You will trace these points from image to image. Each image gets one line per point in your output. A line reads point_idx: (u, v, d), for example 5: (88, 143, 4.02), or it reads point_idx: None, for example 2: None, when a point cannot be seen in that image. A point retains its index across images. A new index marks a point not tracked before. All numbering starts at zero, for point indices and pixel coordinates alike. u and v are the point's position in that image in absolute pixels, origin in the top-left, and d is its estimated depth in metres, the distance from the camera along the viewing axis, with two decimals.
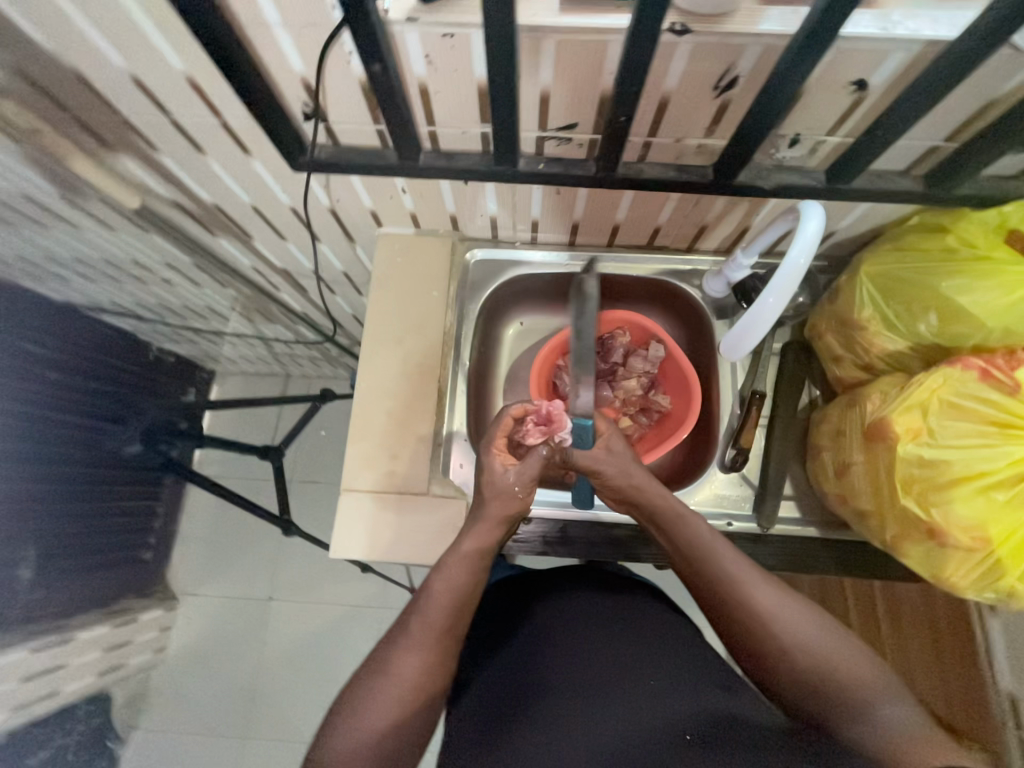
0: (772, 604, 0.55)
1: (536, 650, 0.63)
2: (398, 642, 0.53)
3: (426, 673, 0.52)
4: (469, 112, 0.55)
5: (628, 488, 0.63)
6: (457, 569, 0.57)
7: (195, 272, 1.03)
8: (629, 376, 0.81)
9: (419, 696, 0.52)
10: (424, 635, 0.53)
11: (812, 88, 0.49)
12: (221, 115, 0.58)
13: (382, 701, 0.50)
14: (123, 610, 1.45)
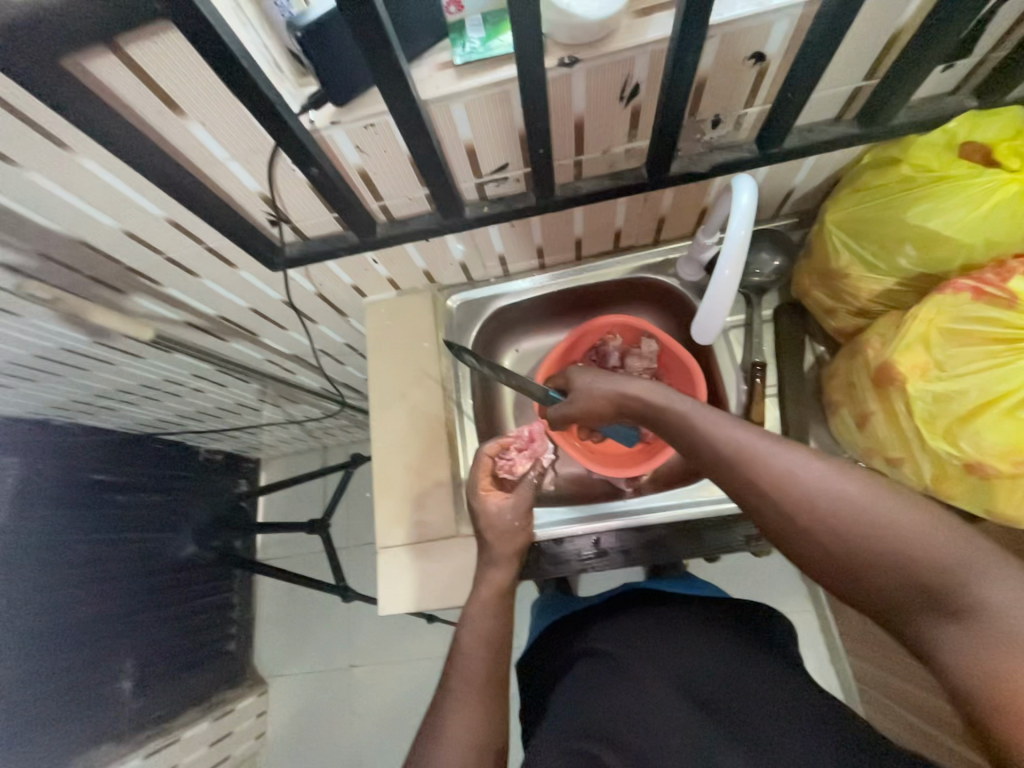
0: (826, 507, 0.46)
1: (598, 680, 0.64)
2: (444, 703, 0.55)
3: (478, 725, 0.53)
4: (409, 181, 0.60)
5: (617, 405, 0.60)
6: (481, 615, 0.60)
7: (219, 376, 1.13)
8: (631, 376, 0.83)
9: (477, 755, 0.51)
10: (467, 689, 0.55)
11: (713, 73, 0.51)
12: (202, 241, 0.66)
13: (442, 764, 0.50)
14: (219, 703, 1.52)
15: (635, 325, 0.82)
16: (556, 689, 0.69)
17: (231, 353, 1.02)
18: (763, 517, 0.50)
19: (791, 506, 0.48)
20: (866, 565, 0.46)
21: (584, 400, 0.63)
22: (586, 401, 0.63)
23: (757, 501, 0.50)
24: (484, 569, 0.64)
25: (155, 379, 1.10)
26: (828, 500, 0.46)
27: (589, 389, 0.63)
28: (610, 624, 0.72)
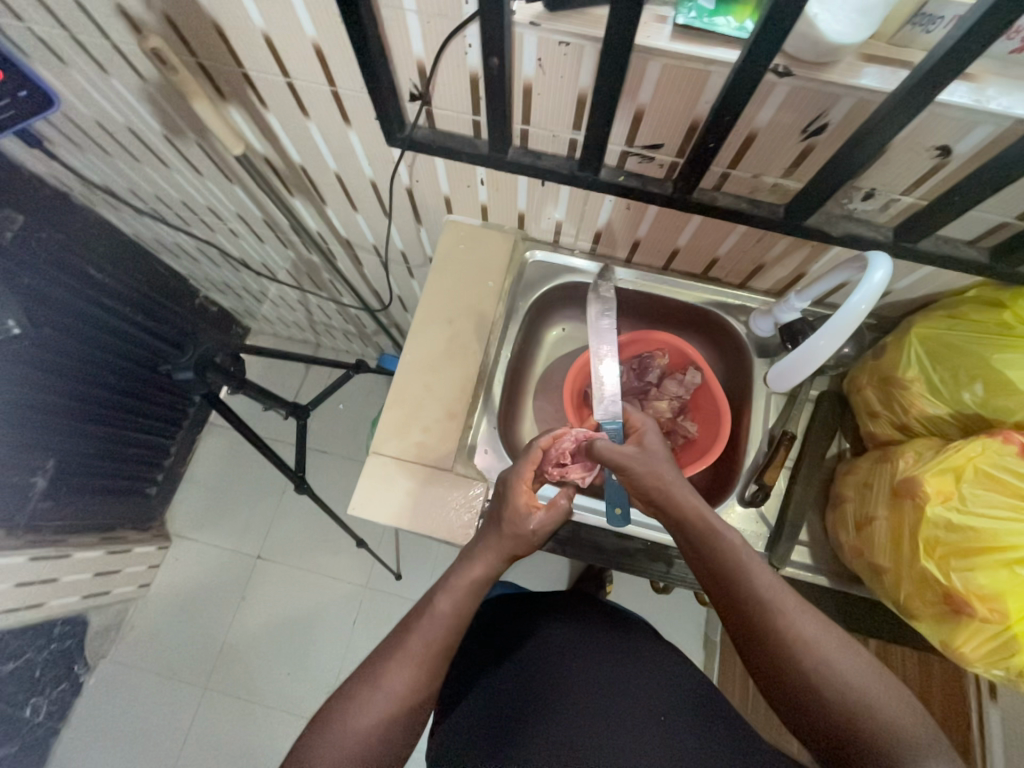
0: (797, 626, 0.53)
1: (548, 681, 0.68)
2: (392, 656, 0.57)
3: (414, 688, 0.56)
4: (565, 118, 0.58)
5: (655, 482, 0.62)
6: (463, 592, 0.61)
7: (263, 227, 1.08)
8: (661, 397, 0.82)
9: (406, 709, 0.55)
10: (420, 652, 0.57)
11: (897, 146, 0.51)
12: (333, 83, 0.63)
13: (370, 709, 0.54)
14: (119, 539, 1.49)
15: (687, 352, 0.82)
16: (502, 664, 0.72)
17: (289, 211, 0.98)
18: (730, 616, 0.57)
19: (759, 617, 0.54)
20: (786, 665, 0.52)
21: (648, 465, 0.63)
22: (647, 464, 0.62)
23: (731, 602, 0.56)
24: (473, 550, 0.63)
25: (200, 202, 1.05)
26: (789, 622, 0.53)
27: (651, 457, 0.64)
28: (555, 632, 0.75)
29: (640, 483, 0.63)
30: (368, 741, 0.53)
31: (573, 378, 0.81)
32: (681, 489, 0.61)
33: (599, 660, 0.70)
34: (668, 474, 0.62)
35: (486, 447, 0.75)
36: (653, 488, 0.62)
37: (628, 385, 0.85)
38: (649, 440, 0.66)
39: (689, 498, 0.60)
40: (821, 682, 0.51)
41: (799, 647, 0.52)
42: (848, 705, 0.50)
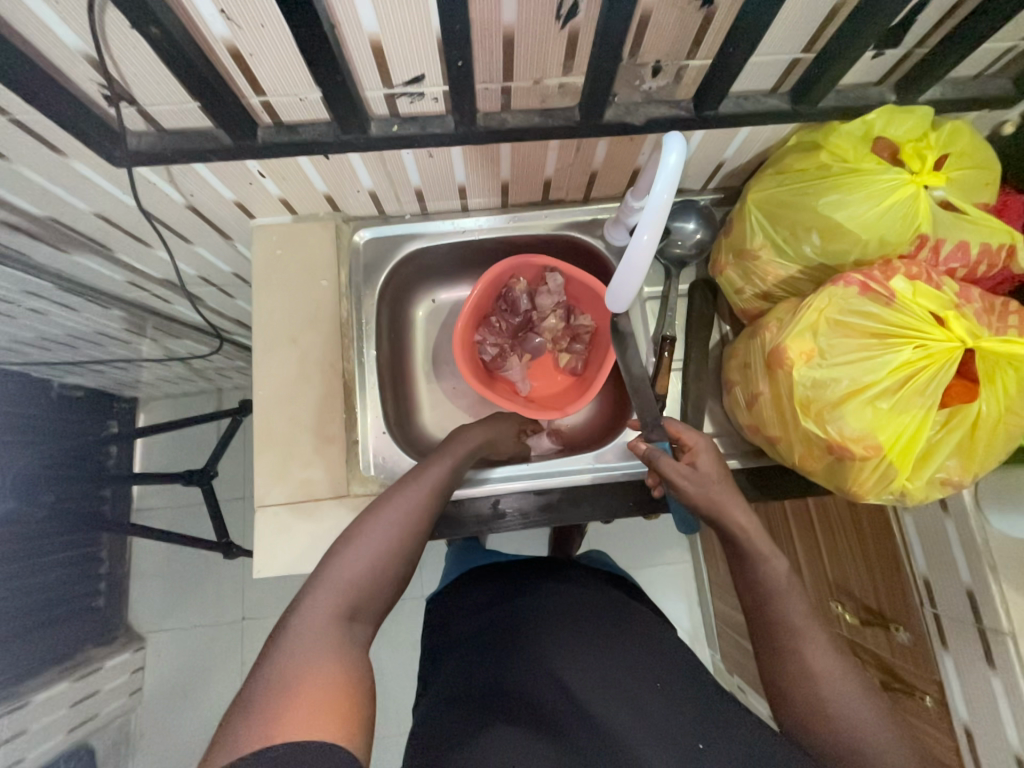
0: (825, 660, 0.52)
1: (530, 641, 0.64)
2: (400, 486, 0.57)
3: (423, 513, 0.55)
4: (299, 74, 0.48)
5: (705, 505, 0.59)
6: (462, 439, 0.66)
7: (67, 298, 0.90)
8: (545, 315, 0.80)
9: (416, 531, 0.54)
10: (424, 481, 0.58)
11: (656, 9, 0.46)
12: (5, 110, 0.49)
13: (383, 529, 0.52)
14: (84, 662, 1.35)
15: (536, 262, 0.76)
16: (483, 636, 0.68)
17: (79, 270, 0.82)
18: (757, 638, 0.56)
19: (789, 636, 0.53)
20: (806, 690, 0.51)
21: (700, 488, 0.60)
22: (698, 489, 0.59)
23: (762, 625, 0.55)
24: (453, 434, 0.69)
25: None
26: (817, 651, 0.52)
27: (705, 478, 0.60)
28: (526, 598, 0.71)
29: (689, 504, 0.61)
30: (373, 569, 0.50)
31: (461, 338, 0.76)
32: (733, 509, 0.58)
33: (568, 612, 0.68)
34: (722, 498, 0.59)
35: (385, 455, 0.71)
36: (705, 509, 0.60)
37: (508, 328, 0.81)
38: (703, 460, 0.61)
39: (741, 516, 0.58)
40: (838, 709, 0.50)
41: (823, 672, 0.51)
42: (853, 738, 0.49)
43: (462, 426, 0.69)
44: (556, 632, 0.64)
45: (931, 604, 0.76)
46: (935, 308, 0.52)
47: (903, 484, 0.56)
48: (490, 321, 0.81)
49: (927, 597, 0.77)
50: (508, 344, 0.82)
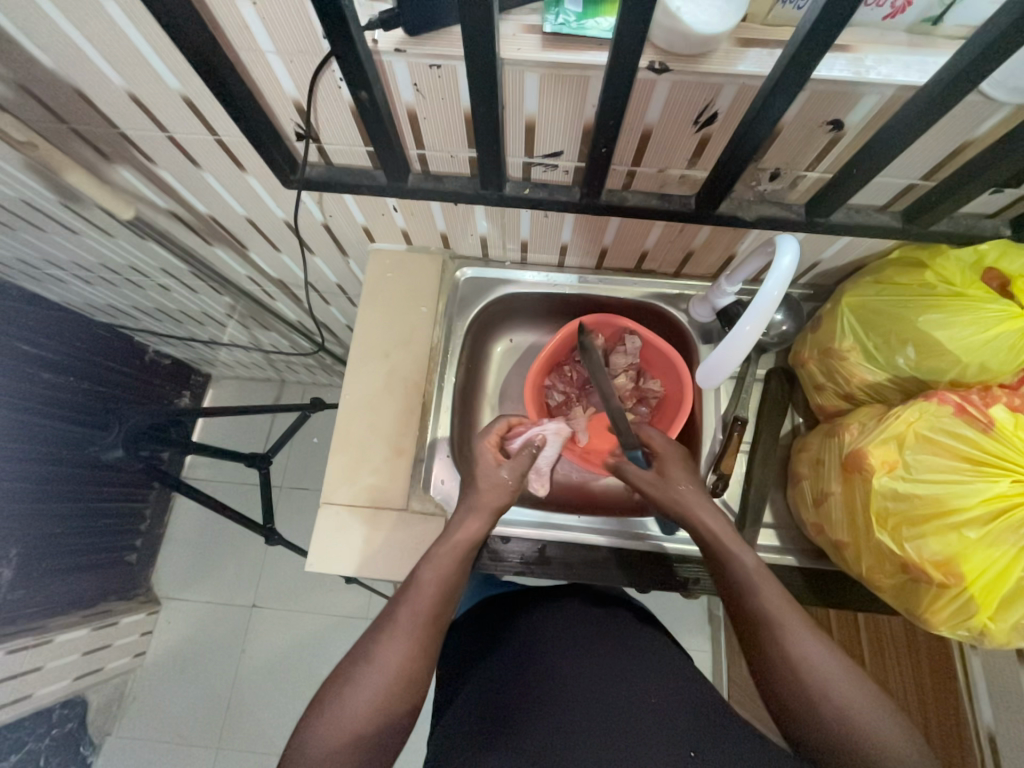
0: (808, 648, 0.51)
1: (551, 668, 0.62)
2: (383, 631, 0.55)
3: (409, 659, 0.54)
4: (457, 137, 0.56)
5: (672, 510, 0.64)
6: (446, 558, 0.60)
7: (192, 279, 1.01)
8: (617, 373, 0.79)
9: (404, 684, 0.53)
10: (411, 622, 0.56)
11: (789, 126, 0.50)
12: (214, 131, 0.59)
13: (363, 691, 0.51)
14: (104, 613, 1.41)
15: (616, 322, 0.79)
16: (502, 656, 0.67)
17: (213, 260, 0.94)
18: (741, 633, 0.56)
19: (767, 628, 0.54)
20: (791, 683, 0.51)
21: (666, 491, 0.64)
22: (665, 492, 0.64)
23: (742, 619, 0.56)
24: (459, 512, 0.64)
25: (121, 267, 0.99)
26: (797, 640, 0.52)
27: (675, 485, 0.64)
28: (530, 618, 0.71)
29: (658, 507, 0.65)
30: (358, 734, 0.50)
31: (533, 380, 0.80)
32: (699, 509, 0.62)
33: (586, 639, 0.66)
34: (689, 498, 0.63)
35: (443, 476, 0.73)
36: (671, 510, 0.64)
37: (579, 378, 0.83)
38: (671, 467, 0.66)
39: (708, 516, 0.61)
40: (839, 713, 0.48)
41: (804, 660, 0.51)
42: (852, 734, 0.48)
43: (457, 517, 0.64)
44: (560, 654, 0.64)
45: (994, 765, 0.70)
46: None
47: (984, 623, 0.53)
48: (562, 369, 0.83)
49: (990, 756, 0.70)
50: (575, 395, 0.83)
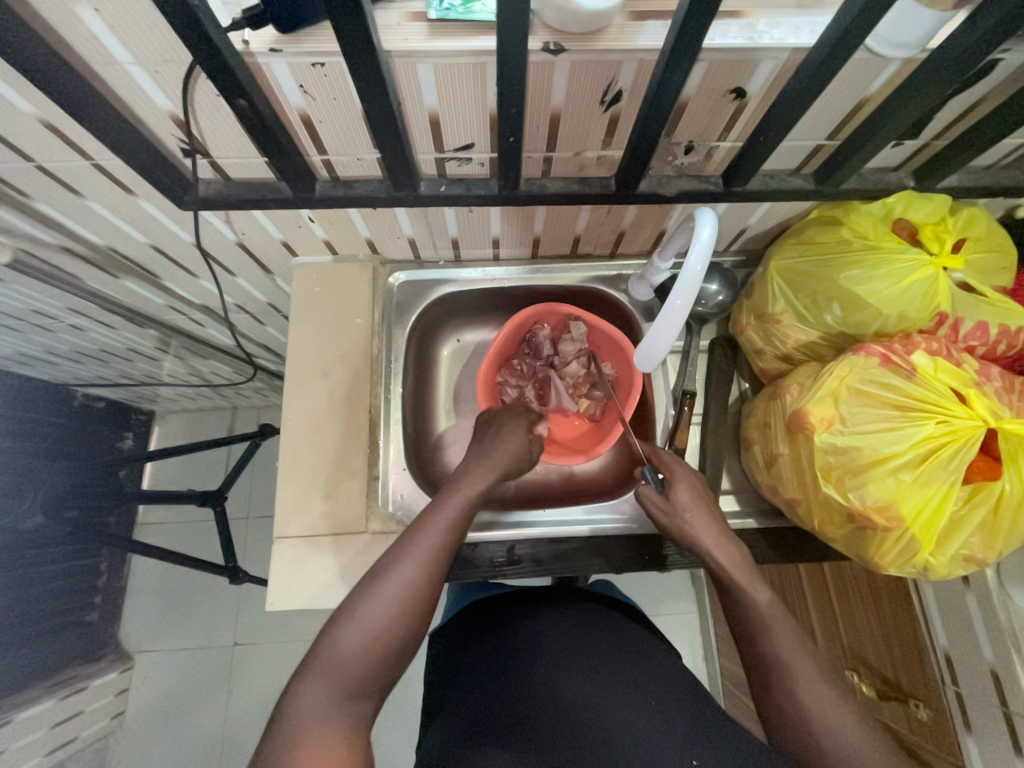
0: (816, 689, 0.51)
1: (558, 665, 0.62)
2: (399, 553, 0.55)
3: (423, 586, 0.53)
4: (359, 139, 0.53)
5: (683, 538, 0.64)
6: (459, 496, 0.61)
7: (106, 315, 0.94)
8: (567, 361, 0.80)
9: (416, 608, 0.52)
10: (423, 549, 0.56)
11: (694, 98, 0.50)
12: (89, 156, 0.54)
13: (382, 600, 0.51)
14: (69, 679, 1.31)
15: (560, 311, 0.80)
16: (508, 650, 0.67)
17: (125, 293, 0.87)
18: (748, 666, 0.57)
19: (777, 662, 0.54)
20: (792, 712, 0.51)
21: (673, 518, 0.64)
22: (672, 519, 0.64)
23: (750, 650, 0.56)
24: (459, 475, 0.65)
25: (21, 312, 0.90)
26: (807, 683, 0.52)
27: (683, 513, 0.64)
28: (522, 629, 0.69)
29: (668, 534, 0.66)
30: (370, 651, 0.49)
31: (483, 377, 0.78)
32: (703, 537, 0.62)
33: (591, 645, 0.66)
34: (697, 529, 0.63)
35: (403, 489, 0.72)
36: (680, 538, 0.64)
37: (531, 371, 0.82)
38: (680, 489, 0.65)
39: (720, 549, 0.61)
40: (835, 747, 0.49)
41: (811, 696, 0.51)
42: None
43: (465, 465, 0.66)
44: (546, 666, 0.62)
45: (953, 680, 0.74)
46: (957, 385, 0.54)
47: (927, 558, 0.55)
48: (514, 363, 0.83)
49: (950, 677, 0.74)
50: (529, 389, 0.82)
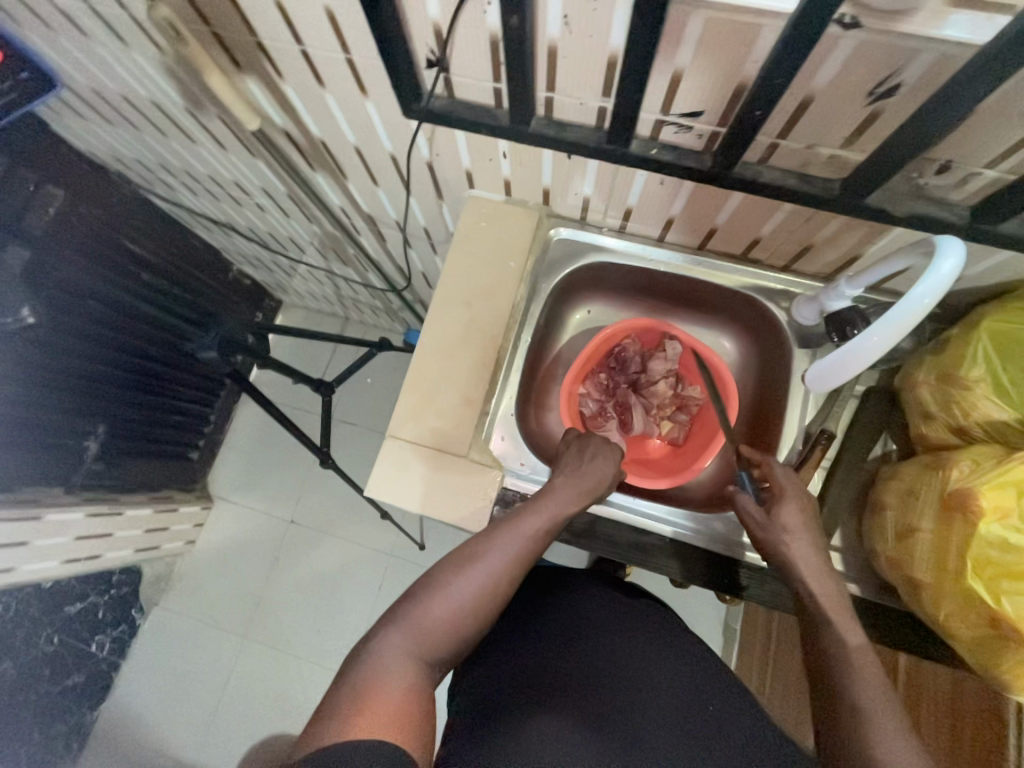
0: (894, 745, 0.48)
1: (613, 643, 0.63)
2: (490, 542, 0.57)
3: (507, 581, 0.56)
4: (593, 83, 0.53)
5: (775, 559, 0.61)
6: (555, 503, 0.61)
7: (288, 201, 1.04)
8: (655, 380, 0.80)
9: (495, 597, 0.56)
10: (513, 546, 0.57)
11: (981, 113, 0.44)
12: (347, 50, 0.59)
13: (468, 586, 0.55)
14: (166, 498, 1.54)
15: (657, 327, 0.78)
16: (562, 612, 0.68)
17: (312, 185, 0.95)
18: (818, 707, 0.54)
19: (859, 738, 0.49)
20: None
21: (769, 536, 0.61)
22: (767, 538, 0.61)
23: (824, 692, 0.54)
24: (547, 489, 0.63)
25: (226, 179, 1.02)
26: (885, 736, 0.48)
27: (783, 536, 0.60)
28: (575, 599, 0.70)
29: (759, 548, 0.63)
30: (446, 627, 0.53)
31: (568, 388, 0.76)
32: (800, 565, 0.59)
33: (647, 634, 0.65)
34: (795, 556, 0.59)
35: (503, 433, 0.76)
36: (772, 557, 0.61)
37: (612, 386, 0.81)
38: (785, 513, 0.61)
39: (815, 577, 0.58)
40: None
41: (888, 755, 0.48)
42: None
43: (563, 470, 0.66)
44: (592, 651, 0.62)
45: None
46: None
47: None
48: (597, 376, 0.81)
49: None
50: (611, 404, 0.81)
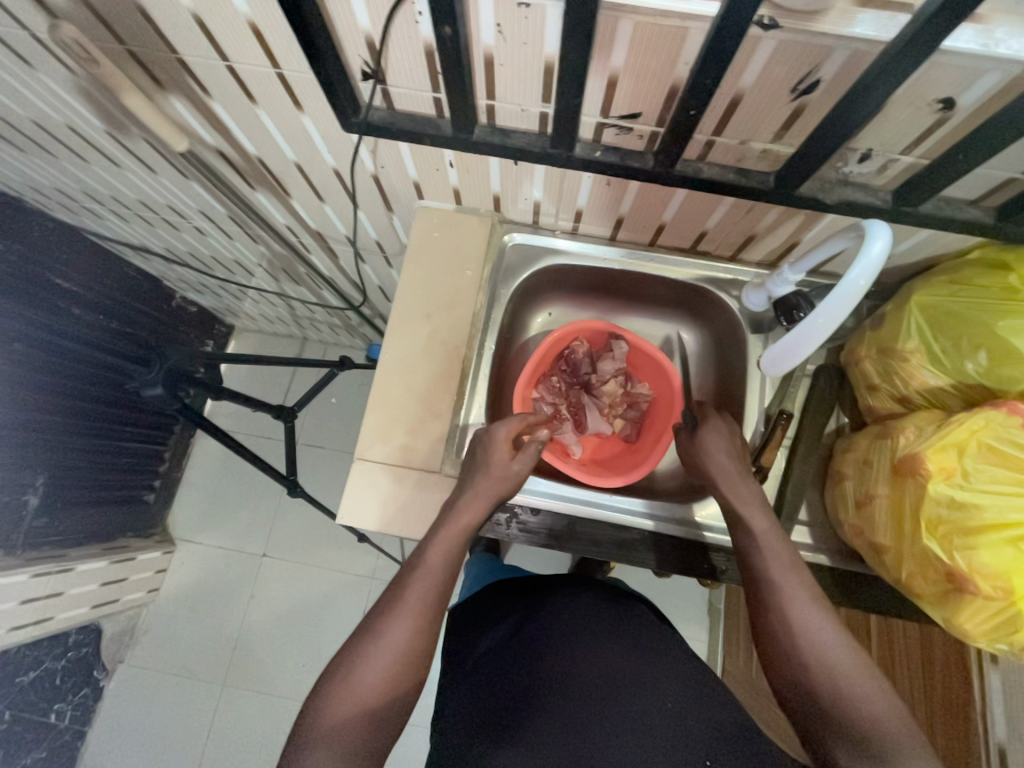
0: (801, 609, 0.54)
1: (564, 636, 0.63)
2: (386, 611, 0.55)
3: (413, 641, 0.53)
4: (532, 90, 0.53)
5: (700, 471, 0.67)
6: (444, 545, 0.59)
7: (229, 223, 0.99)
8: (605, 380, 0.81)
9: (406, 662, 0.52)
10: (411, 605, 0.55)
11: (894, 103, 0.47)
12: (277, 65, 0.57)
13: (371, 665, 0.51)
14: (121, 547, 1.43)
15: (602, 329, 0.80)
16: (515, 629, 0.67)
17: (253, 204, 0.91)
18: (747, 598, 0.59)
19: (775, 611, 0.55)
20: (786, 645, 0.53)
21: (693, 453, 0.68)
22: (690, 452, 0.69)
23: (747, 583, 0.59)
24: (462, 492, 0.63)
25: (160, 204, 0.97)
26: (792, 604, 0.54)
27: (702, 448, 0.67)
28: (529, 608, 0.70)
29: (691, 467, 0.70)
30: (366, 713, 0.50)
31: (520, 396, 0.76)
32: (716, 468, 0.65)
33: (598, 623, 0.66)
34: (712, 464, 0.65)
35: None
36: (699, 472, 0.68)
37: (565, 389, 0.82)
38: (708, 432, 0.67)
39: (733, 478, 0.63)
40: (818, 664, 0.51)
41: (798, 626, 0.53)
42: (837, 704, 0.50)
43: (465, 475, 0.65)
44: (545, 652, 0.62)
45: None
46: None
47: None
48: (549, 380, 0.82)
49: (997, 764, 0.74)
50: (564, 406, 0.82)
